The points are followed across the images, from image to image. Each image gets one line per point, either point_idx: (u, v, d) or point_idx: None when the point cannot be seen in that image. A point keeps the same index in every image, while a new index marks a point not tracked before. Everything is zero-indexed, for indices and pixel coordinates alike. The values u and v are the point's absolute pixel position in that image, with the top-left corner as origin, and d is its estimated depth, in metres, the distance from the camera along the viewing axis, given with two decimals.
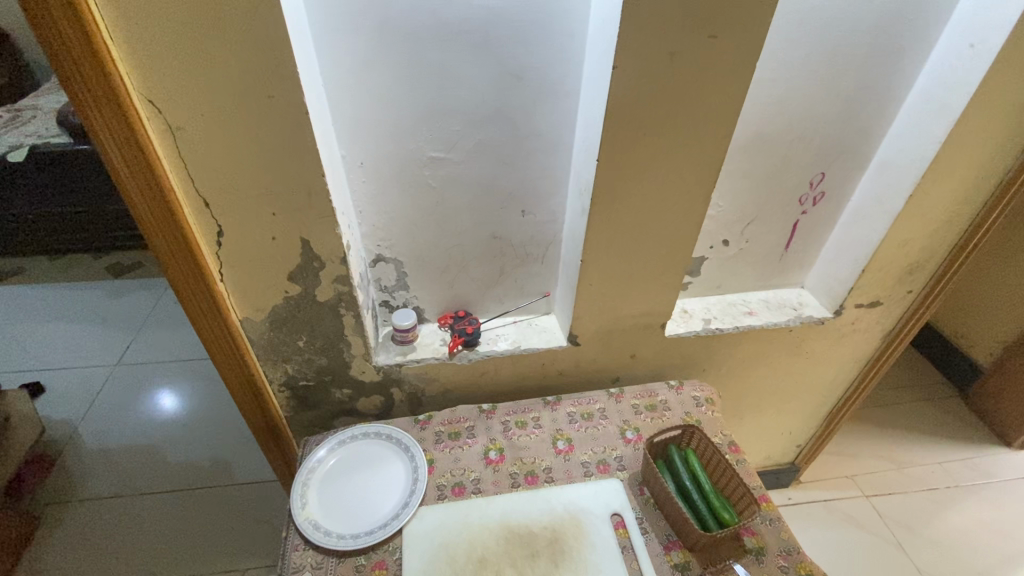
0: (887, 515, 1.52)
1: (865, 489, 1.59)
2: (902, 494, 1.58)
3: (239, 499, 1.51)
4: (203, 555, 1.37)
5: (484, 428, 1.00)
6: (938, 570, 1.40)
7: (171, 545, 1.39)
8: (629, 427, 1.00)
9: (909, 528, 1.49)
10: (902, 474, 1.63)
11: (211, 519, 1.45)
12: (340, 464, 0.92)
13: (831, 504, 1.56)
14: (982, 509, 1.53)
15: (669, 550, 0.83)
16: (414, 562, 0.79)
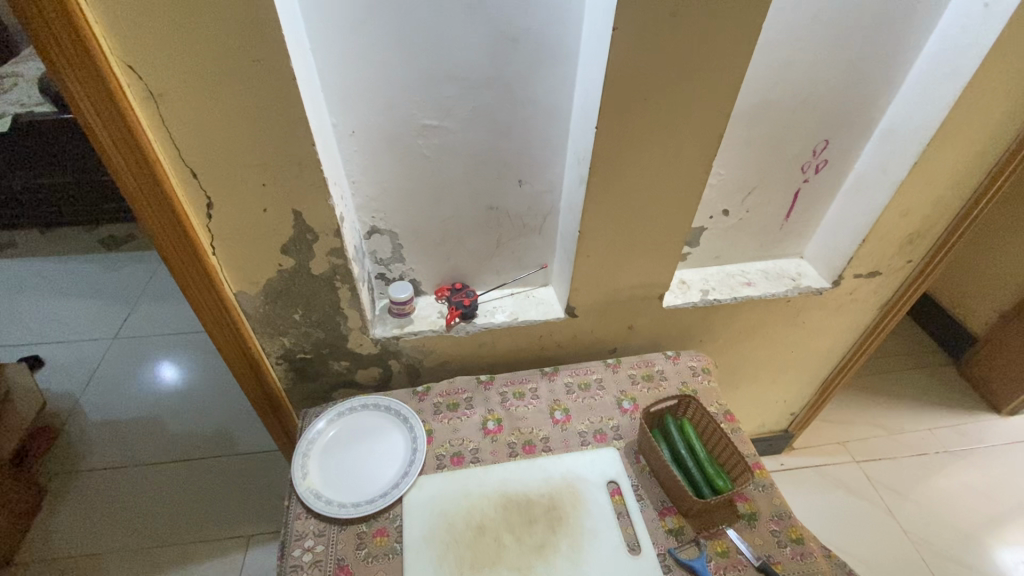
0: (876, 480, 1.56)
1: (856, 455, 1.63)
2: (891, 459, 1.61)
3: (242, 468, 1.53)
4: (209, 523, 1.41)
5: (483, 399, 1.00)
6: (923, 532, 1.45)
7: (176, 513, 1.42)
8: (626, 397, 1.01)
9: (896, 492, 1.53)
10: (893, 440, 1.66)
11: (214, 488, 1.48)
12: (340, 435, 0.93)
13: (822, 470, 1.60)
14: (968, 473, 1.58)
15: (663, 516, 0.84)
16: (414, 529, 0.81)
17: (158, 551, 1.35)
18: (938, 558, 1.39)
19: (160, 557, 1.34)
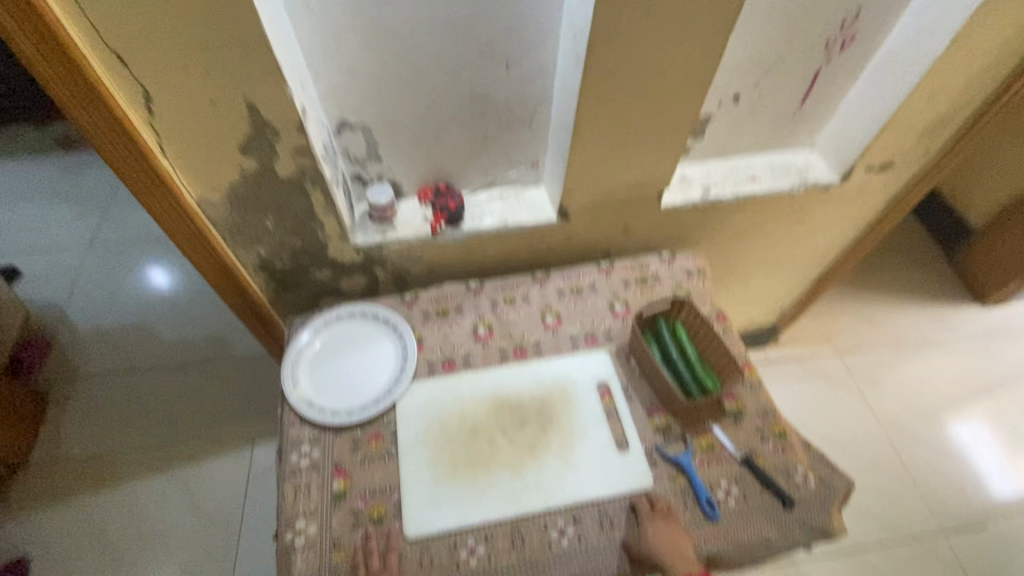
0: (854, 370, 1.62)
1: (838, 348, 1.67)
2: (871, 351, 1.66)
3: (238, 372, 1.55)
4: (212, 424, 1.46)
5: (472, 306, 0.97)
6: (893, 417, 1.53)
7: (179, 416, 1.47)
8: (619, 300, 0.99)
9: (871, 381, 1.60)
10: (875, 332, 1.70)
11: (213, 392, 1.51)
12: (328, 343, 0.92)
13: (805, 362, 1.65)
14: (942, 362, 1.64)
15: (651, 415, 0.86)
16: (408, 433, 0.82)
17: (167, 450, 1.41)
18: (903, 439, 1.49)
19: (171, 456, 1.41)
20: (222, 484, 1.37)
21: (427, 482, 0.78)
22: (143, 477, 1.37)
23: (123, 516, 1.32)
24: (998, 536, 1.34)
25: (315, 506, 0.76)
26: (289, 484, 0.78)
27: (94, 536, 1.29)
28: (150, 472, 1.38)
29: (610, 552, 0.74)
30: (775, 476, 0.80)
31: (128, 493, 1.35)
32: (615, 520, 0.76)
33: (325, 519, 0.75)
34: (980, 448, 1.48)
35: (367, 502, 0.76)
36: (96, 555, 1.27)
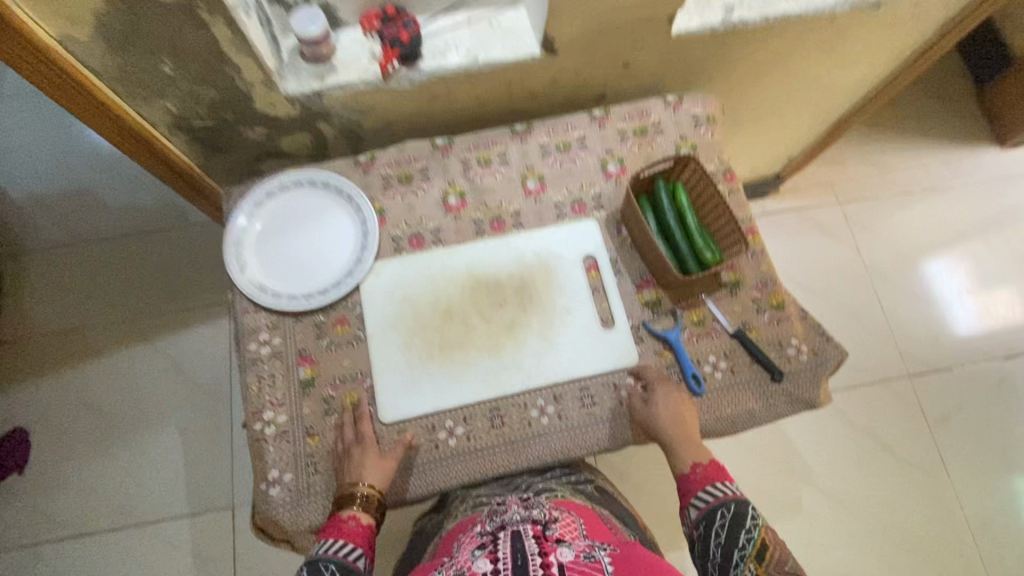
0: (854, 221, 1.45)
1: (842, 197, 1.47)
2: (875, 198, 1.46)
3: (197, 242, 1.42)
4: (181, 296, 1.39)
5: (440, 169, 0.83)
6: (885, 265, 1.41)
7: (138, 290, 1.39)
8: (612, 159, 0.84)
9: (869, 231, 1.44)
10: (882, 178, 1.48)
11: (175, 263, 1.41)
12: (272, 218, 0.79)
13: (802, 211, 1.46)
14: (946, 208, 1.45)
15: (640, 290, 0.78)
16: (375, 318, 0.75)
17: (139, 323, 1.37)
18: (889, 292, 1.39)
19: (145, 328, 1.37)
20: (200, 353, 1.35)
21: (400, 368, 0.73)
22: (121, 350, 1.35)
23: (107, 386, 1.33)
24: (970, 380, 1.32)
25: (283, 395, 0.72)
26: (252, 375, 0.72)
27: (84, 405, 1.31)
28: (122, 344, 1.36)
29: (592, 428, 0.73)
30: (767, 350, 0.76)
31: (107, 365, 1.34)
32: (598, 398, 0.73)
33: (295, 408, 0.71)
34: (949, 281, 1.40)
35: (338, 390, 0.72)
36: (94, 421, 1.30)
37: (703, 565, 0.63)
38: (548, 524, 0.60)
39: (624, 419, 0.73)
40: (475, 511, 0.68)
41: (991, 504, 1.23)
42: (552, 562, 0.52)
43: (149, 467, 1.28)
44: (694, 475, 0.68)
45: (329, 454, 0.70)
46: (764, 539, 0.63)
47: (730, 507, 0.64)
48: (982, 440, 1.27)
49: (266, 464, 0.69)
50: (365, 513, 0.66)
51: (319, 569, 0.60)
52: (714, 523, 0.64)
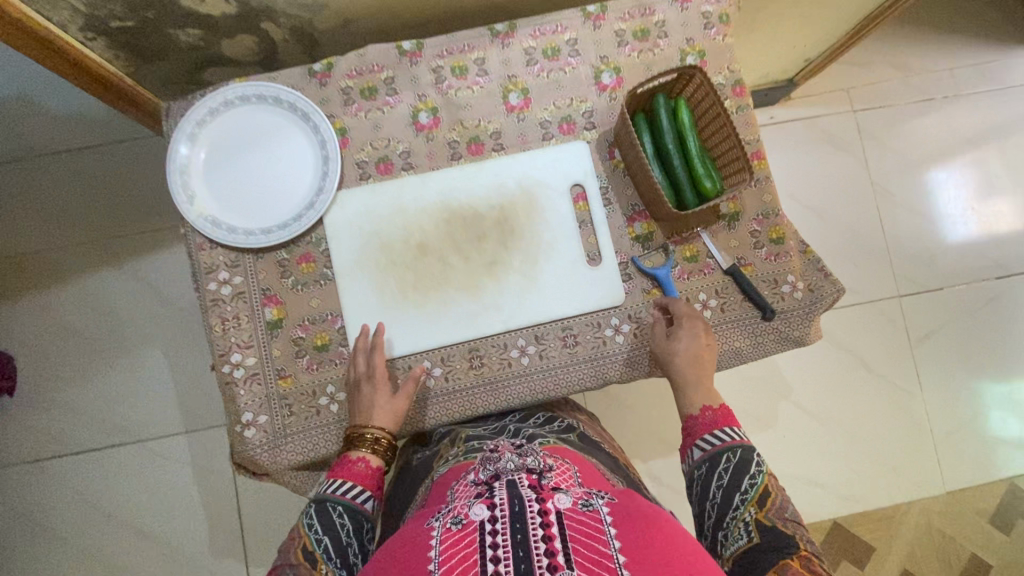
0: (865, 130, 1.29)
1: (856, 105, 1.29)
2: (892, 106, 1.29)
3: (119, 159, 1.20)
4: (108, 226, 1.20)
5: (408, 80, 0.72)
6: (889, 181, 1.29)
7: (81, 200, 1.19)
8: (606, 68, 0.73)
9: (879, 142, 1.29)
10: (903, 83, 1.29)
11: (97, 185, 1.20)
12: (215, 140, 0.69)
13: (811, 121, 1.29)
14: (961, 118, 1.29)
15: (632, 223, 0.72)
16: (343, 254, 0.69)
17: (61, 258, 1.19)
18: (888, 207, 1.28)
19: (68, 264, 1.19)
20: (137, 290, 1.20)
21: (372, 308, 0.69)
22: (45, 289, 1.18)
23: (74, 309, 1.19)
24: (961, 299, 1.26)
25: (250, 337, 0.68)
26: (214, 316, 0.68)
27: (35, 340, 1.18)
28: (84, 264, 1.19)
29: (574, 368, 0.70)
30: (760, 287, 0.72)
31: (36, 304, 1.18)
32: (580, 337, 0.70)
33: (264, 350, 0.68)
34: (954, 193, 1.29)
35: (308, 331, 0.69)
36: (29, 363, 1.17)
37: (700, 505, 0.61)
38: (543, 473, 0.55)
39: (607, 358, 0.70)
40: (467, 458, 0.62)
41: (954, 420, 1.23)
42: (550, 512, 0.47)
43: (131, 394, 1.19)
44: (703, 419, 0.65)
45: (304, 396, 0.68)
46: (767, 485, 0.60)
47: (736, 453, 0.62)
48: (961, 356, 1.25)
49: (239, 407, 0.67)
50: (376, 456, 0.63)
51: (326, 509, 0.59)
52: (718, 467, 0.61)
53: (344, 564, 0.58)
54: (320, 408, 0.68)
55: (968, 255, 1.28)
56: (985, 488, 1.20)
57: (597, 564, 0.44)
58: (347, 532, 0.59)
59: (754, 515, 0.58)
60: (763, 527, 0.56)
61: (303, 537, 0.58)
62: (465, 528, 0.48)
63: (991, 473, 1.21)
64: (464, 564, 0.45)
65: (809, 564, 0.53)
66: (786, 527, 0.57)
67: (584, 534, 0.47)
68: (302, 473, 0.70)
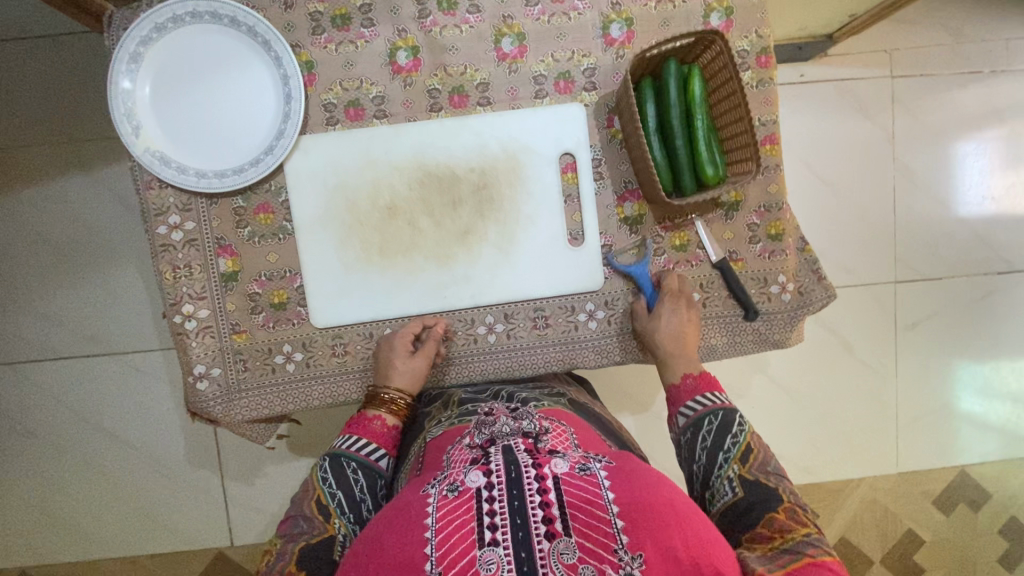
0: (899, 101, 1.15)
1: (896, 70, 1.14)
2: (934, 75, 1.15)
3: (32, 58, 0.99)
4: (16, 139, 1.02)
5: (387, 10, 0.62)
6: (913, 159, 1.17)
7: (16, 88, 1.00)
8: (616, 19, 0.64)
9: (912, 115, 1.15)
10: (953, 52, 1.14)
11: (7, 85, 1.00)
12: (163, 64, 0.60)
13: (844, 85, 1.14)
14: (1005, 94, 1.15)
15: (622, 202, 0.67)
16: (304, 208, 0.64)
17: None
18: (906, 189, 1.17)
19: None
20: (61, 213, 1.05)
21: (334, 268, 0.65)
22: None
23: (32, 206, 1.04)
24: (958, 289, 1.20)
25: (203, 288, 0.64)
26: (164, 262, 0.63)
27: None
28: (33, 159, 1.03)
29: (540, 350, 0.67)
30: (747, 286, 0.68)
31: None
32: (552, 319, 0.67)
33: (218, 302, 0.65)
34: (977, 178, 1.18)
35: (265, 287, 0.65)
36: None
37: (685, 467, 0.57)
38: (540, 437, 0.51)
39: (577, 343, 0.68)
40: (464, 420, 0.57)
41: (921, 408, 1.22)
42: (547, 477, 0.44)
43: (66, 328, 1.09)
44: (684, 386, 0.61)
45: (259, 353, 0.65)
46: (750, 441, 0.55)
47: (718, 415, 0.57)
48: (944, 348, 1.21)
49: (191, 358, 0.64)
50: (392, 415, 0.62)
51: (340, 463, 0.57)
52: (700, 430, 0.56)
53: (358, 518, 0.55)
54: (275, 366, 0.66)
55: (975, 248, 1.19)
56: (935, 475, 1.23)
57: (595, 531, 0.42)
58: (362, 488, 0.56)
59: (738, 473, 0.53)
60: (747, 483, 0.52)
61: (317, 490, 0.55)
62: (463, 495, 0.44)
63: (945, 460, 1.23)
64: (464, 532, 0.42)
65: (793, 515, 0.49)
66: (768, 482, 0.52)
67: (582, 500, 0.44)
68: (256, 425, 0.70)
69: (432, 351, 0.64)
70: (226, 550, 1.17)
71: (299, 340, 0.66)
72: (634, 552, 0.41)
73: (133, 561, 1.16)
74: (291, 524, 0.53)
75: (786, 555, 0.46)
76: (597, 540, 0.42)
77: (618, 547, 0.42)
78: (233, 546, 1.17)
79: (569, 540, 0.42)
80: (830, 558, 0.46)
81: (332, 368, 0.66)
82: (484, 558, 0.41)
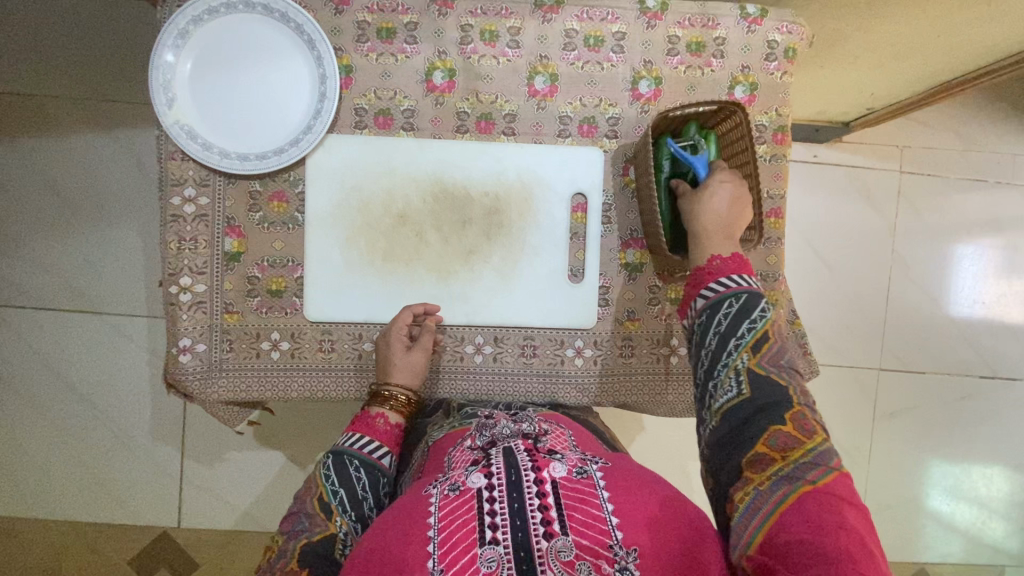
0: (904, 195, 1.19)
1: (904, 166, 1.19)
2: (940, 177, 1.19)
3: (83, 17, 1.02)
4: (50, 90, 1.04)
5: (432, 31, 0.65)
6: (911, 252, 1.20)
7: (66, 44, 1.02)
8: (646, 76, 0.67)
9: (915, 211, 1.19)
10: (961, 159, 1.19)
11: (54, 39, 1.02)
12: (209, 44, 0.62)
13: (854, 171, 1.18)
14: (1005, 206, 1.20)
15: (625, 248, 0.68)
16: (320, 202, 0.65)
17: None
18: (901, 279, 1.20)
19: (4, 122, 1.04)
20: (74, 169, 1.06)
21: (336, 266, 0.66)
22: None
23: (52, 154, 1.05)
24: (938, 386, 1.21)
25: (205, 264, 0.65)
26: (171, 233, 0.64)
27: None
28: (67, 112, 1.04)
29: (524, 379, 0.68)
30: None
31: None
32: (540, 350, 0.68)
33: (216, 280, 0.65)
34: (970, 279, 1.21)
35: (265, 272, 0.66)
36: None
37: (695, 357, 0.54)
38: (539, 437, 0.52)
39: (561, 378, 0.68)
40: (465, 425, 0.59)
41: (891, 498, 1.22)
42: (546, 480, 0.44)
43: (57, 280, 1.08)
44: (711, 267, 0.57)
45: (247, 336, 0.66)
46: (768, 330, 0.52)
47: (739, 299, 0.54)
48: (917, 442, 1.22)
49: (179, 331, 0.64)
50: (395, 412, 0.62)
51: (344, 461, 0.56)
52: (716, 314, 0.54)
53: (360, 516, 0.54)
54: (260, 352, 0.66)
55: (959, 348, 1.22)
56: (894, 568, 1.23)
57: (591, 527, 0.42)
58: (363, 486, 0.56)
59: (748, 363, 0.50)
60: (755, 375, 0.50)
61: (319, 487, 0.55)
62: (463, 495, 0.44)
63: (906, 555, 1.23)
64: (465, 530, 0.42)
65: (800, 424, 0.47)
66: (779, 376, 0.50)
67: (578, 500, 0.44)
68: (229, 407, 0.69)
69: (428, 344, 0.64)
70: (170, 531, 1.14)
71: (288, 330, 0.66)
72: (629, 547, 0.42)
73: (73, 526, 1.13)
74: (293, 520, 0.52)
75: (782, 486, 0.43)
76: (593, 537, 0.42)
77: (613, 543, 0.42)
78: (179, 528, 1.14)
79: (567, 538, 0.42)
80: (830, 480, 0.43)
81: (316, 363, 0.67)
82: (484, 556, 0.41)
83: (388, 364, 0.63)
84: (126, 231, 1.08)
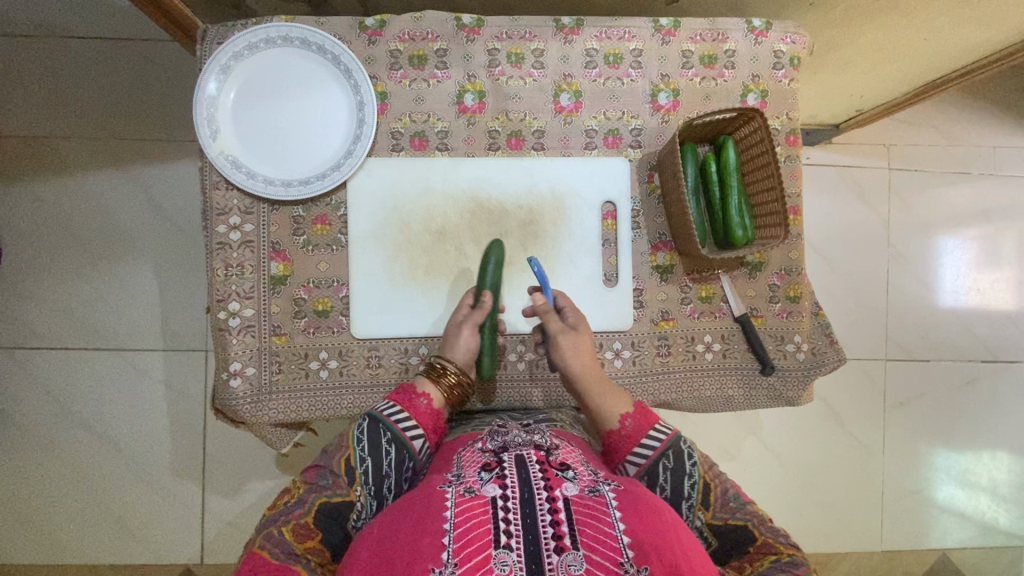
0: (896, 191, 1.24)
1: (894, 163, 1.24)
2: (928, 172, 1.25)
3: (95, 63, 1.05)
4: (65, 136, 1.05)
5: (461, 56, 0.68)
6: (907, 245, 1.25)
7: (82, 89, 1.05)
8: (664, 88, 0.71)
9: (907, 206, 1.25)
10: (947, 154, 1.25)
11: (67, 87, 1.05)
12: (249, 78, 0.65)
13: (848, 171, 1.23)
14: (992, 194, 1.26)
15: (655, 251, 0.71)
16: (361, 224, 0.68)
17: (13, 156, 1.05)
18: (899, 272, 1.25)
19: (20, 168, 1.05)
20: (88, 210, 1.07)
21: (379, 284, 0.68)
22: None
23: (68, 196, 1.06)
24: (943, 373, 1.25)
25: (251, 288, 0.66)
26: (218, 260, 0.66)
27: None
28: (84, 154, 1.06)
29: None
30: (766, 341, 0.72)
31: None
32: None
33: (264, 303, 0.67)
34: (963, 268, 1.26)
35: (311, 294, 0.68)
36: None
37: None
38: (551, 451, 0.53)
39: None
40: (478, 429, 0.62)
41: (907, 487, 1.25)
42: (557, 497, 0.45)
43: (77, 321, 1.08)
44: (624, 432, 0.57)
45: (295, 356, 0.67)
46: (706, 478, 0.54)
47: (669, 457, 0.54)
48: (928, 429, 1.25)
49: (229, 355, 0.66)
50: (438, 396, 0.61)
51: (378, 430, 0.55)
52: (656, 481, 0.54)
53: (377, 494, 0.54)
54: (308, 371, 0.67)
55: (960, 336, 1.26)
56: (916, 557, 1.24)
57: (602, 543, 0.43)
58: (390, 463, 0.54)
59: (705, 519, 0.52)
60: (718, 528, 0.51)
61: (349, 448, 0.55)
62: (476, 499, 0.45)
63: (926, 543, 1.25)
64: (480, 531, 0.42)
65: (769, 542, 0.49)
66: (737, 517, 0.51)
67: (590, 516, 0.44)
68: (276, 429, 0.70)
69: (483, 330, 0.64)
70: (193, 568, 1.12)
71: (336, 348, 0.68)
72: (640, 565, 0.42)
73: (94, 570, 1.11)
74: (317, 473, 0.53)
75: None
76: (604, 552, 0.42)
77: (624, 560, 0.42)
78: (202, 565, 1.12)
79: (578, 552, 0.42)
80: None
81: (363, 379, 0.68)
82: (498, 559, 0.41)
83: (446, 343, 0.64)
84: (144, 268, 1.09)
